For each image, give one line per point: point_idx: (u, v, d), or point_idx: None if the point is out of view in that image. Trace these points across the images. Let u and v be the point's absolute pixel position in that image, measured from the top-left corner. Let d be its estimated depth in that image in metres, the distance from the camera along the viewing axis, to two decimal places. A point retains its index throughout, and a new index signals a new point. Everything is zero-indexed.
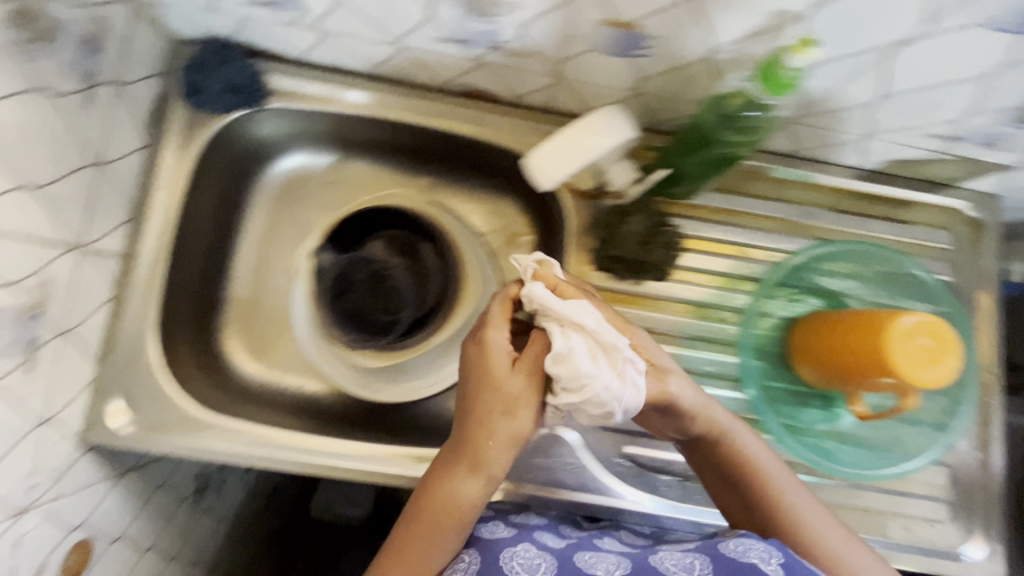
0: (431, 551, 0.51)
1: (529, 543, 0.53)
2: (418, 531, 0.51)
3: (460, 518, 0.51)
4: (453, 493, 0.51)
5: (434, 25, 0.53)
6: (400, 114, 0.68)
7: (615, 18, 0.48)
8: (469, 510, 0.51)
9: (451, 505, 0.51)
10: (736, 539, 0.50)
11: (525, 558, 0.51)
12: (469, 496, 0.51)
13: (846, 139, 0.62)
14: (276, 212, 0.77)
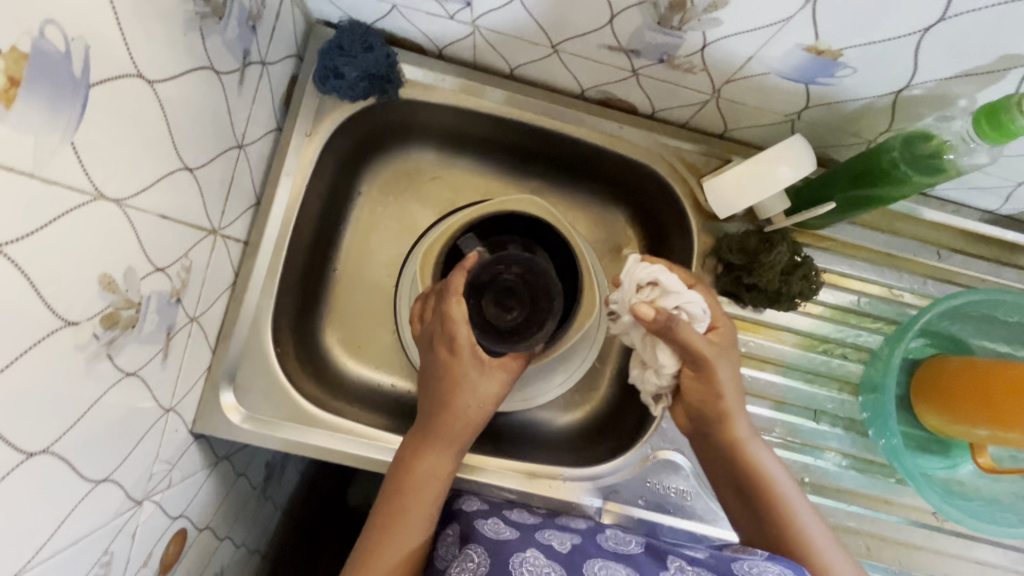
0: (414, 526, 0.54)
1: (537, 548, 0.50)
2: (400, 503, 0.54)
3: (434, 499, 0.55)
4: (426, 465, 0.56)
5: (606, 32, 0.52)
6: (530, 116, 0.66)
7: (815, 45, 0.46)
8: (444, 478, 0.56)
9: (429, 490, 0.55)
10: (750, 560, 0.50)
11: (535, 565, 0.47)
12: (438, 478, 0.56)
13: (997, 184, 0.60)
14: (382, 205, 0.75)
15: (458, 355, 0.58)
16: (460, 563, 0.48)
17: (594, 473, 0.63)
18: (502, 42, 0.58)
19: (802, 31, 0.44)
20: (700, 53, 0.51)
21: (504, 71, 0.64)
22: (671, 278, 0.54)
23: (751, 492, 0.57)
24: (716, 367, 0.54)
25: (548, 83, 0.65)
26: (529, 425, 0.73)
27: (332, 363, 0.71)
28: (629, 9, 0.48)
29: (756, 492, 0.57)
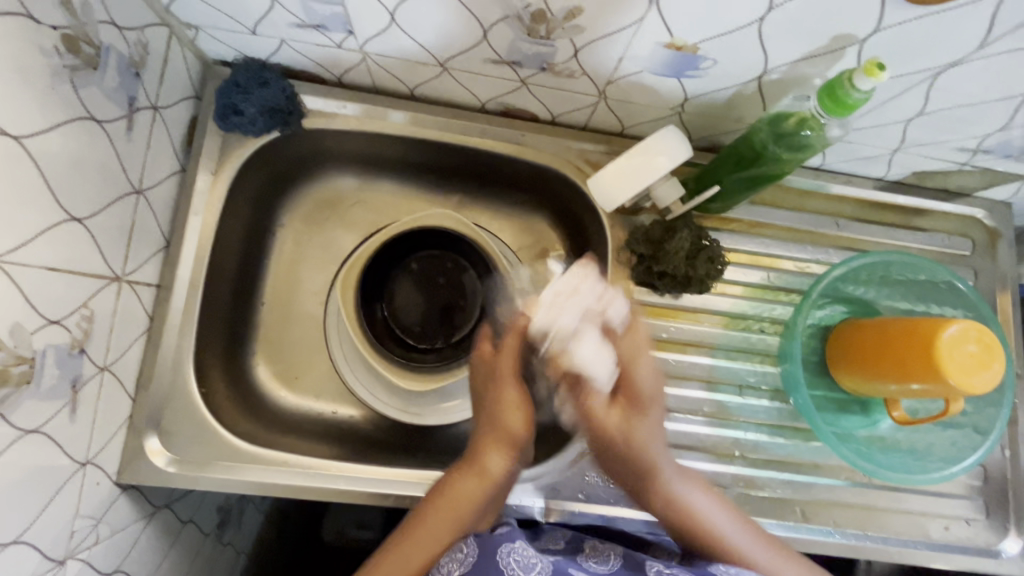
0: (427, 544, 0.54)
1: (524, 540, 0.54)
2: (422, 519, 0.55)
3: (467, 513, 0.55)
4: (456, 489, 0.56)
5: (485, 47, 0.54)
6: (436, 133, 0.68)
7: (674, 41, 0.48)
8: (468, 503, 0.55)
9: (462, 503, 0.55)
10: (722, 565, 0.55)
11: (522, 555, 0.52)
12: (472, 496, 0.56)
13: (875, 153, 0.64)
14: (306, 235, 0.76)
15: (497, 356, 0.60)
16: (452, 552, 0.54)
17: (533, 473, 0.64)
18: (393, 64, 0.60)
19: (657, 30, 0.47)
20: (576, 59, 0.53)
21: (405, 92, 0.66)
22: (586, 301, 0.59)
23: (665, 503, 0.58)
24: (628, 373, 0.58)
25: (449, 100, 0.67)
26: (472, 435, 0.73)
27: (268, 397, 0.71)
28: (499, 23, 0.50)
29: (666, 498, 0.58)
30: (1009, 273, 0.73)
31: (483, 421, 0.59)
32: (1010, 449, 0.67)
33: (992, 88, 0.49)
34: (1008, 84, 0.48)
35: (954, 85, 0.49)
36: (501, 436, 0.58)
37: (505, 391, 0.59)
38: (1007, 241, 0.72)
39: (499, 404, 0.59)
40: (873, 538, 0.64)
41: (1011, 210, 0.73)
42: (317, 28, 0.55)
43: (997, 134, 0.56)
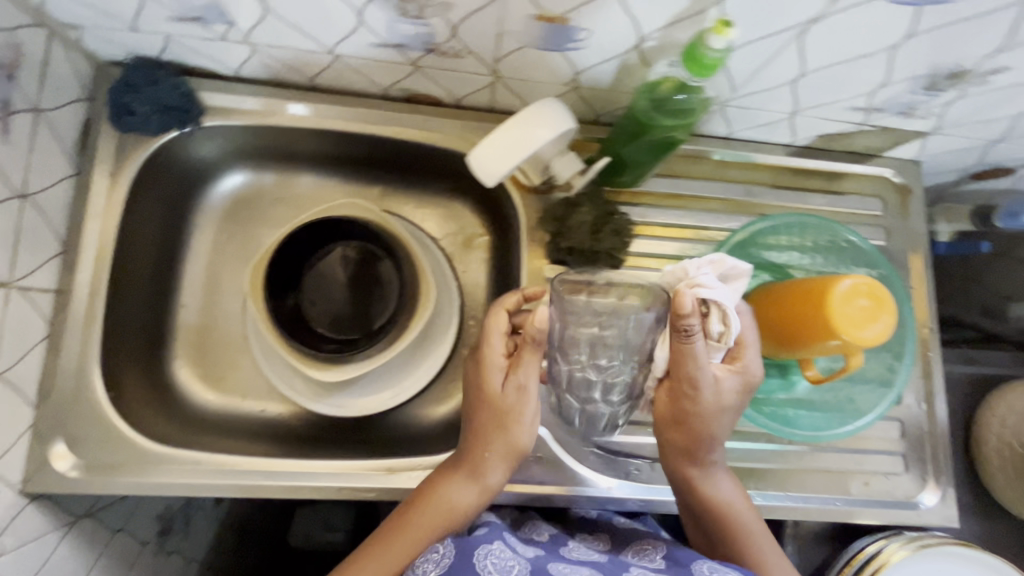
0: (414, 546, 0.53)
1: (503, 542, 0.53)
2: (413, 518, 0.54)
3: (457, 516, 0.55)
4: (450, 492, 0.56)
5: (366, 31, 0.54)
6: (342, 123, 0.68)
7: (544, 13, 0.48)
8: (461, 511, 0.55)
9: (454, 512, 0.55)
10: (710, 563, 0.51)
11: (499, 557, 0.50)
12: (466, 505, 0.55)
13: (775, 117, 0.65)
14: (222, 233, 0.74)
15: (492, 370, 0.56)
16: (426, 555, 0.50)
17: None
18: (285, 55, 0.60)
19: (523, 3, 0.47)
20: (456, 37, 0.53)
21: (306, 84, 0.66)
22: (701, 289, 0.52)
23: (713, 527, 0.57)
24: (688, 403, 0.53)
25: (352, 90, 0.66)
26: (401, 424, 0.74)
27: (191, 399, 0.70)
28: (370, 6, 0.50)
29: (717, 522, 0.57)
30: (920, 234, 0.73)
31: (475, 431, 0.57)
32: (927, 402, 0.68)
33: (861, 42, 0.49)
34: (875, 39, 0.49)
35: (824, 42, 0.49)
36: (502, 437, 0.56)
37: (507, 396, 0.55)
38: (917, 199, 0.73)
39: (516, 418, 0.55)
40: (794, 498, 0.65)
41: (919, 168, 0.74)
42: (195, 21, 0.54)
43: (882, 90, 0.57)
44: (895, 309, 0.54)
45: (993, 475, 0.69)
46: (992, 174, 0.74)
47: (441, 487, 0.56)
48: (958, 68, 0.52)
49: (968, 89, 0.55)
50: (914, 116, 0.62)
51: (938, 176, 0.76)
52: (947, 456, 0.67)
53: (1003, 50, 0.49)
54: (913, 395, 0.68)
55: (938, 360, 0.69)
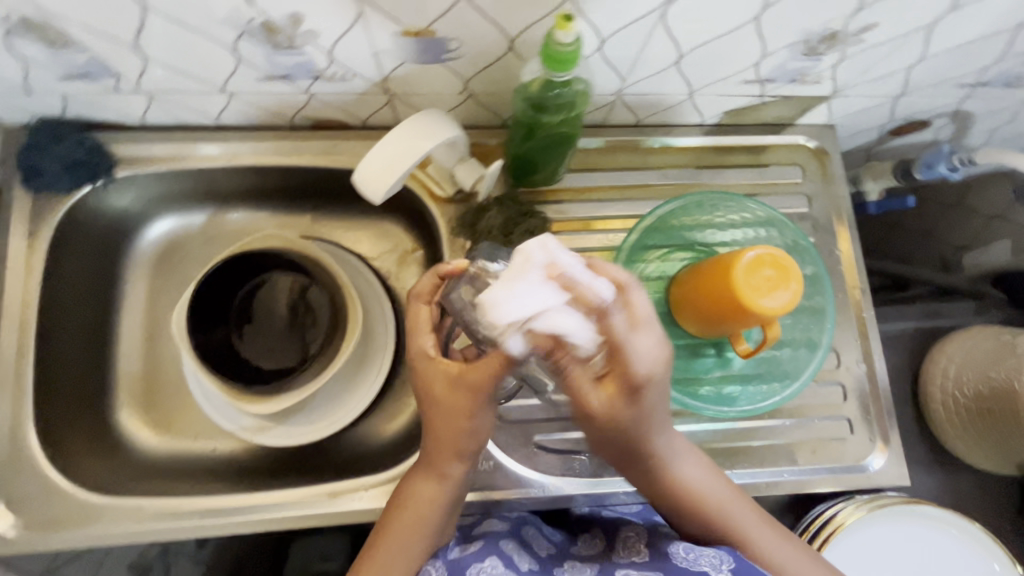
0: (392, 566, 0.51)
1: (496, 558, 0.55)
2: (383, 530, 0.53)
3: (427, 520, 0.53)
4: (411, 496, 0.53)
5: (249, 67, 0.55)
6: (255, 158, 0.69)
7: (409, 29, 0.49)
8: (429, 512, 0.53)
9: (421, 513, 0.52)
10: (685, 543, 0.56)
11: None
12: (432, 504, 0.53)
13: (675, 99, 0.65)
14: (158, 279, 0.76)
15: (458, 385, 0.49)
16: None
17: (394, 472, 0.64)
18: (183, 100, 0.61)
19: (383, 22, 0.48)
20: (335, 63, 0.54)
21: (213, 124, 0.67)
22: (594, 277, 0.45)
23: (680, 510, 0.55)
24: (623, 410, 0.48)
25: (259, 125, 0.67)
26: (351, 447, 0.74)
27: (138, 445, 0.71)
28: (242, 43, 0.51)
29: (688, 512, 0.55)
30: (843, 196, 0.73)
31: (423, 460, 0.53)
32: (867, 362, 0.68)
33: (721, 19, 0.50)
34: (733, 13, 0.50)
35: (687, 23, 0.51)
36: (453, 440, 0.51)
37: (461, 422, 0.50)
38: (835, 161, 0.73)
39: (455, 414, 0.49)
40: (742, 475, 0.64)
41: (836, 132, 0.74)
42: (84, 79, 0.56)
43: (765, 62, 0.58)
44: (801, 276, 0.54)
45: (942, 428, 0.69)
46: (909, 128, 0.74)
47: (408, 501, 0.53)
48: (827, 31, 0.52)
49: (846, 50, 0.55)
50: (808, 82, 0.62)
51: (855, 137, 0.77)
52: (892, 415, 0.67)
53: (862, 9, 0.49)
54: (852, 356, 0.68)
55: (873, 320, 0.69)
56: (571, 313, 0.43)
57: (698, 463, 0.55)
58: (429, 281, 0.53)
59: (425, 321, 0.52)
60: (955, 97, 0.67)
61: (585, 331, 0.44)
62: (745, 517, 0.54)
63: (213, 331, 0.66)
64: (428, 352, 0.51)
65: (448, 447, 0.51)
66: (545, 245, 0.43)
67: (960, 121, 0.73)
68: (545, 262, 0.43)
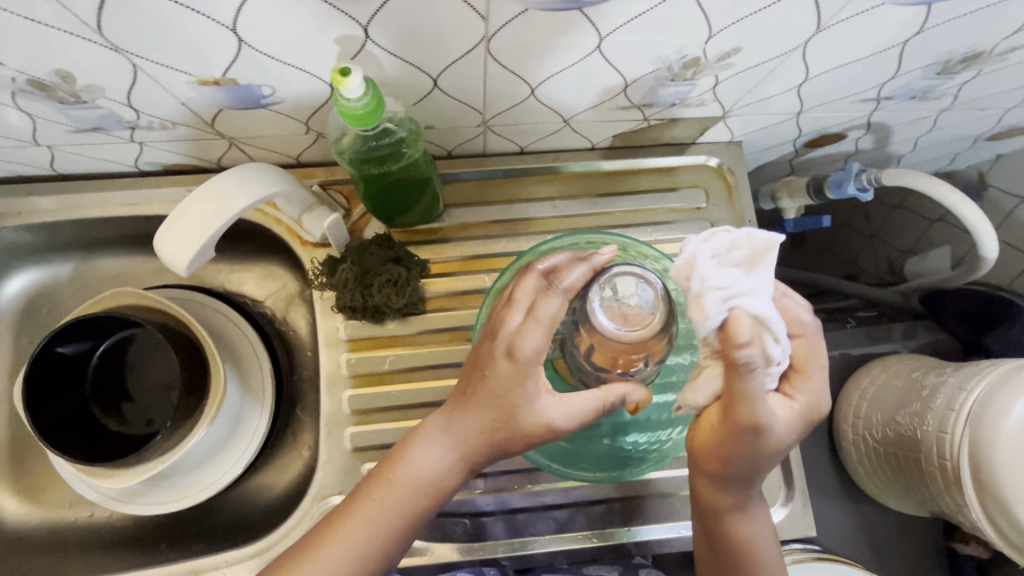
0: (355, 538, 0.47)
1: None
2: (366, 491, 0.48)
3: (405, 507, 0.48)
4: (411, 463, 0.48)
5: (51, 123, 0.50)
6: (104, 208, 0.63)
7: (203, 79, 0.44)
8: (414, 489, 0.48)
9: (409, 488, 0.47)
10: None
11: None
12: (425, 479, 0.47)
13: (552, 127, 0.59)
14: (24, 336, 0.71)
15: (507, 369, 0.44)
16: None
17: (264, 545, 0.60)
18: (5, 154, 0.56)
19: (170, 73, 0.43)
20: (144, 113, 0.49)
21: (53, 174, 0.61)
22: (736, 281, 0.38)
23: (730, 561, 0.51)
24: (732, 467, 0.46)
25: (104, 172, 0.62)
26: (237, 507, 0.70)
27: (7, 516, 0.67)
28: (25, 101, 0.45)
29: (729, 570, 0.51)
30: (749, 219, 0.68)
31: (448, 437, 0.47)
32: None
33: (560, 52, 0.44)
34: (571, 44, 0.44)
35: (524, 57, 0.45)
36: (489, 418, 0.45)
37: (537, 415, 0.44)
38: (741, 184, 0.67)
39: (488, 388, 0.45)
40: (670, 529, 0.62)
41: (743, 149, 0.69)
42: None
43: (632, 89, 0.52)
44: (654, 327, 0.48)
45: (857, 467, 0.64)
46: (824, 141, 0.68)
47: (398, 468, 0.48)
48: (687, 57, 0.46)
49: (718, 75, 0.50)
50: (690, 105, 0.56)
51: (768, 151, 0.70)
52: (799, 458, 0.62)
53: (716, 35, 0.44)
54: None
55: None
56: (773, 310, 0.39)
57: (766, 520, 0.52)
58: (584, 273, 0.44)
59: (547, 314, 0.44)
60: (862, 111, 0.61)
61: (771, 347, 0.39)
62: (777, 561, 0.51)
63: (61, 402, 0.61)
64: (522, 352, 0.43)
65: (472, 428, 0.46)
66: (752, 237, 0.39)
67: (877, 132, 0.67)
68: (744, 252, 0.39)
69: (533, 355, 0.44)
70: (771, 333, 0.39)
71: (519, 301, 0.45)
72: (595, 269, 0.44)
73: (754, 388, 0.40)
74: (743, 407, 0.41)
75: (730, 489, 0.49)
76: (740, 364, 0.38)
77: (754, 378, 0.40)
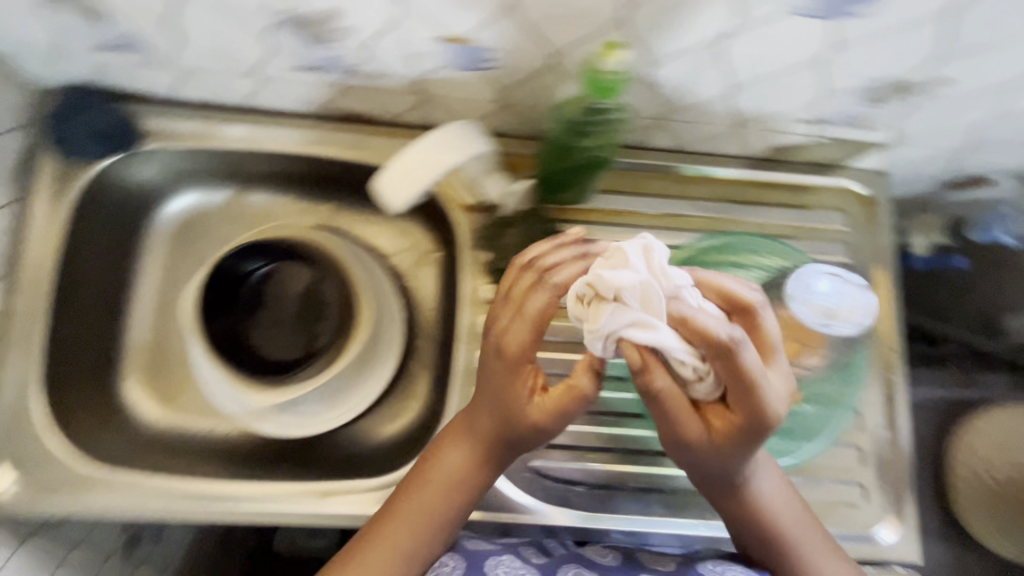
0: (396, 545, 0.50)
1: (513, 553, 0.56)
2: (399, 499, 0.52)
3: (435, 510, 0.52)
4: (437, 466, 0.53)
5: (282, 55, 0.53)
6: (279, 143, 0.67)
7: (447, 34, 0.47)
8: (444, 487, 0.52)
9: (441, 487, 0.52)
10: (714, 560, 0.56)
11: (509, 567, 0.54)
12: (449, 479, 0.52)
13: (722, 130, 0.62)
14: (172, 255, 0.74)
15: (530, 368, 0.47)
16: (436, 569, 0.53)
17: (389, 480, 0.63)
18: (216, 79, 0.60)
19: (422, 24, 0.46)
20: (369, 58, 0.52)
21: (243, 105, 0.66)
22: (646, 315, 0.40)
23: (756, 530, 0.52)
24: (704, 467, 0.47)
25: (289, 110, 0.66)
26: (347, 445, 0.72)
27: (137, 418, 0.71)
28: (276, 31, 0.49)
29: (759, 534, 0.52)
30: (887, 247, 0.69)
31: (465, 444, 0.52)
32: (891, 429, 0.64)
33: (781, 52, 0.47)
34: (794, 47, 0.47)
35: (746, 54, 0.48)
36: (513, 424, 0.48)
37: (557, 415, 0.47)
38: (884, 212, 0.69)
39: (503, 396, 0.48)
40: None
41: (889, 180, 0.70)
42: (117, 50, 0.55)
43: (823, 103, 0.54)
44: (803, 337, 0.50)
45: None
46: (970, 183, 0.69)
47: (428, 472, 0.53)
48: (888, 79, 0.50)
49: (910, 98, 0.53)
50: (865, 126, 0.58)
51: (911, 186, 0.72)
52: (911, 486, 0.63)
53: None
54: (876, 420, 0.64)
55: (901, 384, 0.65)
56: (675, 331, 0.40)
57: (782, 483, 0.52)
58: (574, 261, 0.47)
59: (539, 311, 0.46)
60: None
61: (680, 367, 0.41)
62: (801, 521, 0.52)
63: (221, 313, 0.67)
64: (510, 349, 0.46)
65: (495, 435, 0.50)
66: (636, 256, 0.41)
67: None
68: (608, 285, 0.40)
69: (521, 353, 0.46)
70: (677, 350, 0.40)
71: (511, 301, 0.48)
72: (585, 256, 0.48)
73: (672, 398, 0.42)
74: (666, 418, 0.44)
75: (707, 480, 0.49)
76: (649, 379, 0.42)
77: (663, 397, 0.42)
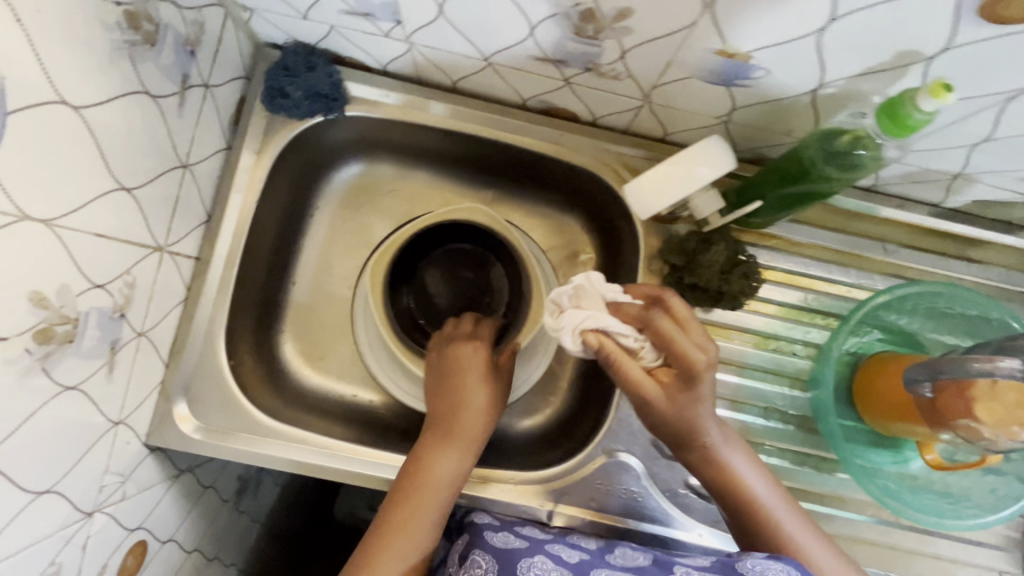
0: (414, 532, 0.55)
1: (545, 554, 0.51)
2: (405, 495, 0.56)
3: (444, 492, 0.57)
4: (437, 463, 0.58)
5: (533, 45, 0.53)
6: (475, 128, 0.68)
7: (726, 49, 0.47)
8: (449, 482, 0.58)
9: (448, 474, 0.58)
10: (753, 558, 0.49)
11: (542, 568, 0.48)
12: (455, 466, 0.58)
13: (937, 178, 0.61)
14: (339, 219, 0.77)
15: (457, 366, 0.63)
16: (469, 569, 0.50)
17: (546, 475, 0.64)
18: (440, 57, 0.60)
19: (708, 37, 0.46)
20: (622, 61, 0.52)
21: (447, 84, 0.66)
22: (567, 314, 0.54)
23: (734, 505, 0.56)
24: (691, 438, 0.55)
25: (492, 96, 0.67)
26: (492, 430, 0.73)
27: (291, 373, 0.72)
28: (547, 22, 0.49)
29: (735, 504, 0.56)
30: None
31: (456, 445, 0.59)
32: None
33: None
34: None
35: None
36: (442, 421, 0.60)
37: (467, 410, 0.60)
38: None
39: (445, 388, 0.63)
40: None
41: None
42: (367, 17, 0.55)
43: None
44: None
45: None
46: None
47: (428, 467, 0.58)
48: None
49: None
50: None
51: None
52: None
53: None
54: None
55: None
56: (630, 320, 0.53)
57: (748, 461, 0.57)
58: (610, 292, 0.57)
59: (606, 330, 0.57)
60: None
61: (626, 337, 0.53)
62: (774, 494, 0.56)
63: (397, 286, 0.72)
64: (466, 357, 0.64)
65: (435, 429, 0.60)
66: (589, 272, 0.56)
67: None
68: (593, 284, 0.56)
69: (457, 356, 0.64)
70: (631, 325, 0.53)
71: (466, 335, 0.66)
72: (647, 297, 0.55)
73: (633, 368, 0.53)
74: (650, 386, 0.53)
75: (688, 447, 0.56)
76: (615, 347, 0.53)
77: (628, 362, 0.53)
